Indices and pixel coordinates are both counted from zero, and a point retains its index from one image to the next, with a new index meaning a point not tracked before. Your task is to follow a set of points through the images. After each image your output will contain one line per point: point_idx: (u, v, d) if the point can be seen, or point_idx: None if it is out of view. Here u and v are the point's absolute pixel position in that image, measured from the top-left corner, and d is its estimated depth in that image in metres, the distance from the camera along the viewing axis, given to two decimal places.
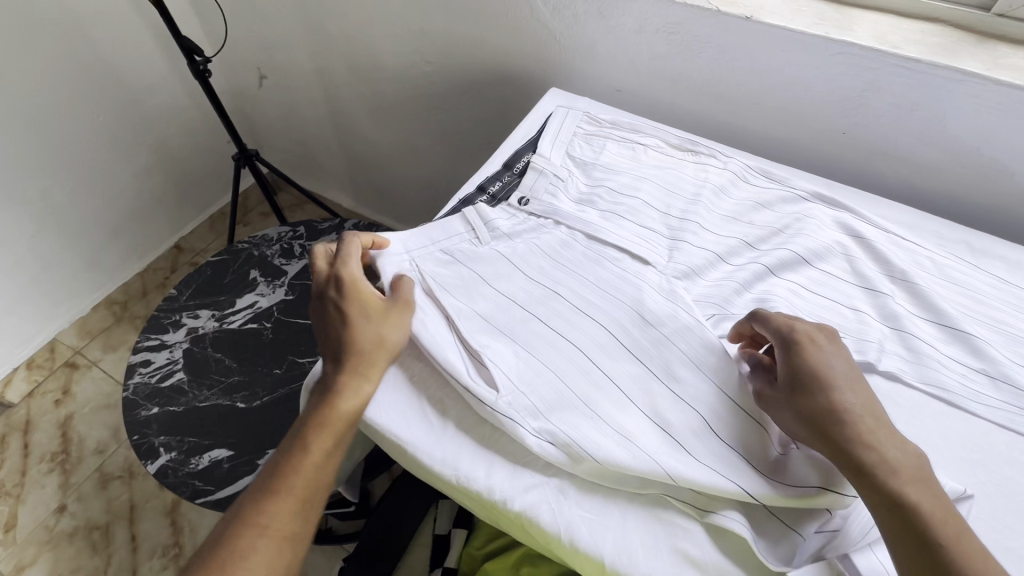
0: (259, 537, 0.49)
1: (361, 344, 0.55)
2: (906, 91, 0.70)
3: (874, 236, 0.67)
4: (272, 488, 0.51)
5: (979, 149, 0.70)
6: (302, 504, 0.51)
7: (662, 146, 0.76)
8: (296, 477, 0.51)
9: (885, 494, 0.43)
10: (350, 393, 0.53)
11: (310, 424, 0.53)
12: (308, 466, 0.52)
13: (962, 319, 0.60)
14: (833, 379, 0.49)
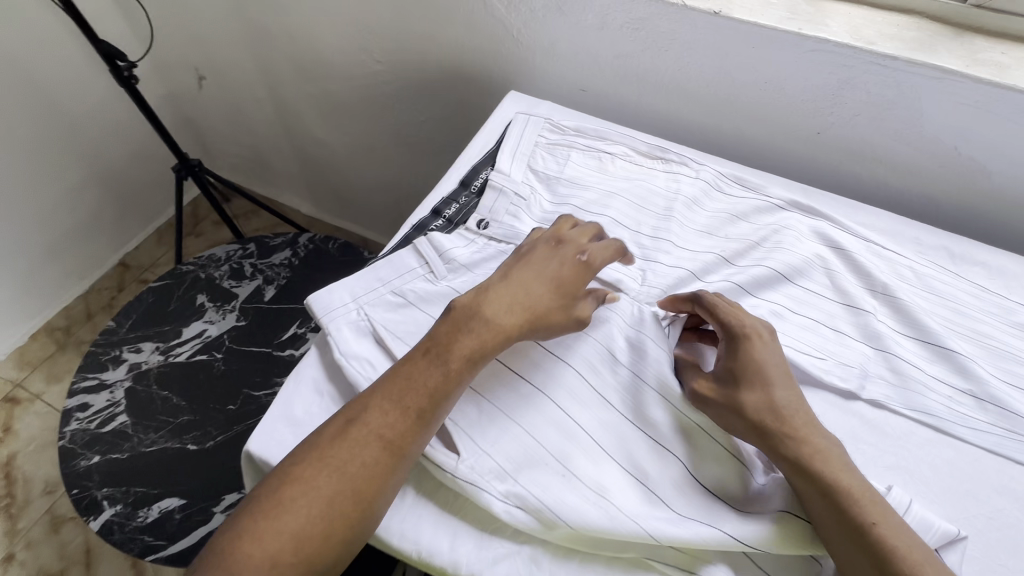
0: (354, 448, 0.45)
1: (556, 306, 0.51)
2: (882, 90, 0.66)
3: (853, 246, 0.64)
4: (390, 397, 0.47)
5: (958, 148, 0.67)
6: (415, 427, 0.46)
7: (630, 154, 0.71)
8: (423, 395, 0.47)
9: (816, 481, 0.44)
10: (480, 330, 0.49)
11: (458, 345, 0.49)
12: (436, 390, 0.47)
13: (946, 336, 0.57)
14: (770, 379, 0.49)
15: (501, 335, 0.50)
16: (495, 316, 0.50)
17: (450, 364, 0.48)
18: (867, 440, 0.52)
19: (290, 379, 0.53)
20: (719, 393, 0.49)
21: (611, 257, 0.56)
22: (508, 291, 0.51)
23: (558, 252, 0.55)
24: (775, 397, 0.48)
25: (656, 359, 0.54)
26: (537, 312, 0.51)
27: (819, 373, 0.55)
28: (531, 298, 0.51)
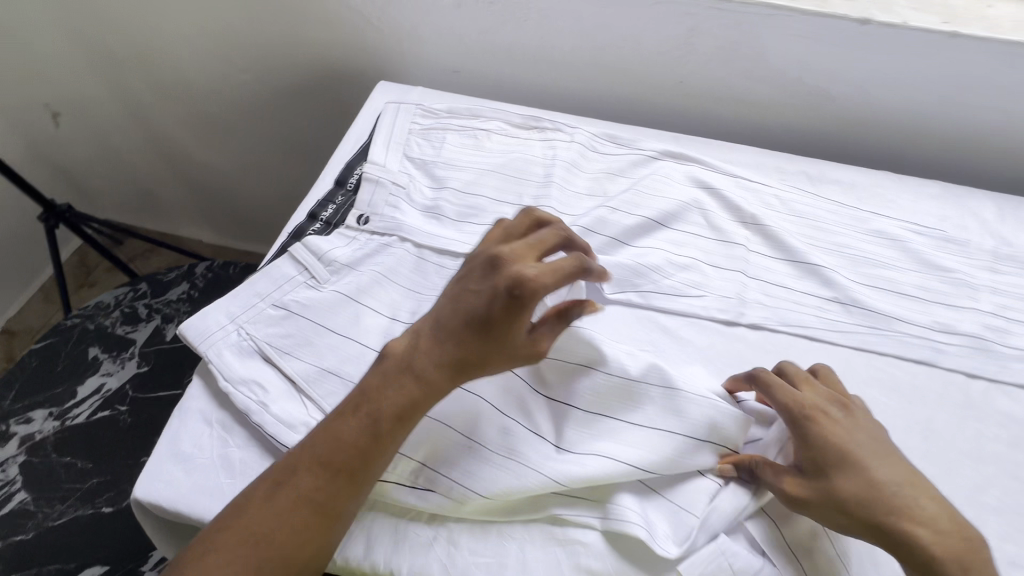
0: (282, 514, 0.41)
1: (486, 353, 0.45)
2: (729, 33, 0.70)
3: (723, 184, 0.67)
4: (319, 455, 0.43)
5: (804, 78, 0.72)
6: (348, 488, 0.43)
7: (505, 128, 0.71)
8: (354, 453, 0.43)
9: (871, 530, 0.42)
10: (403, 381, 0.45)
11: (388, 396, 0.44)
12: (369, 445, 0.43)
13: (811, 253, 0.62)
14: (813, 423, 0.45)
15: (431, 386, 0.45)
16: (425, 364, 0.45)
17: (379, 420, 0.44)
18: (752, 361, 0.55)
19: (173, 414, 0.50)
20: (806, 487, 0.43)
21: (557, 280, 0.44)
22: (435, 344, 0.45)
23: (485, 284, 0.45)
24: (864, 470, 0.43)
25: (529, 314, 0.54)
26: (464, 361, 0.45)
27: (703, 307, 0.58)
28: (461, 342, 0.45)
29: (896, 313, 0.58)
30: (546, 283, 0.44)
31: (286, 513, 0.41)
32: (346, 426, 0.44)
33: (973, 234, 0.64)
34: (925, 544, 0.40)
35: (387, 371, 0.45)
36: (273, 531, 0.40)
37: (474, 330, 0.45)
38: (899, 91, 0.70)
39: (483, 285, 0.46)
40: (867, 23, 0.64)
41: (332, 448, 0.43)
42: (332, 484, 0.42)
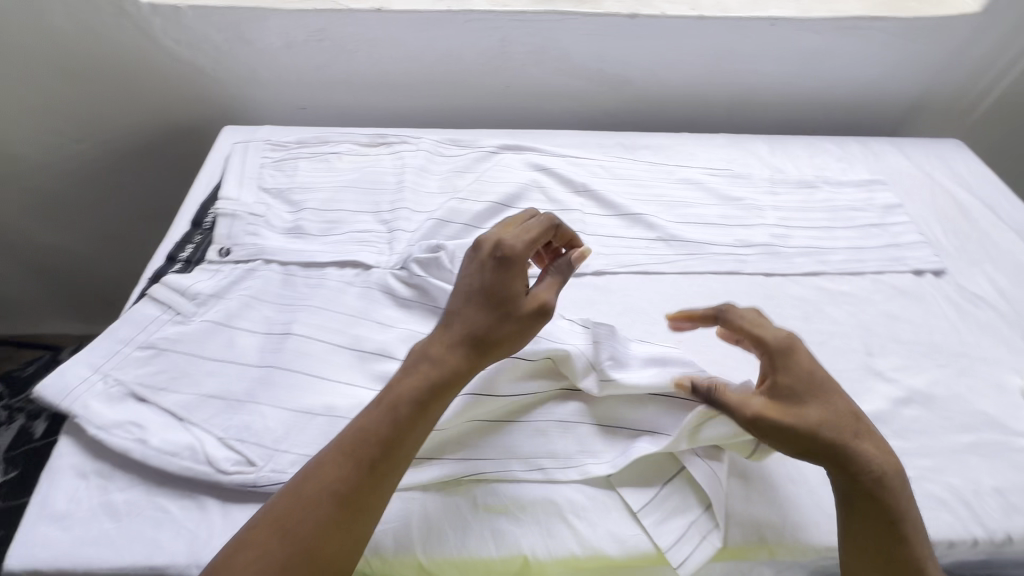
0: (303, 503, 0.40)
1: (490, 322, 0.48)
2: (533, 39, 0.81)
3: (555, 164, 0.78)
4: (346, 446, 0.43)
5: (604, 67, 0.85)
6: (375, 481, 0.42)
7: (355, 149, 0.77)
8: (377, 442, 0.43)
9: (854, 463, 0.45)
10: (418, 372, 0.46)
11: (410, 386, 0.45)
12: (398, 441, 0.43)
13: (634, 206, 0.73)
14: (821, 383, 0.48)
15: (451, 367, 0.46)
16: (439, 349, 0.47)
17: (405, 413, 0.44)
18: (601, 301, 0.63)
19: (42, 478, 0.48)
20: (780, 408, 0.46)
21: (529, 233, 0.52)
22: (445, 334, 0.48)
23: (472, 262, 0.50)
24: (827, 396, 0.48)
25: (395, 305, 0.60)
26: (475, 340, 0.47)
27: None
28: (467, 324, 0.48)
29: (705, 240, 0.70)
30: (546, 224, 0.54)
31: (307, 516, 0.40)
32: (382, 420, 0.44)
33: (754, 169, 0.80)
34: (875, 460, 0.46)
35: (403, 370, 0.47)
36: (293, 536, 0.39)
37: (467, 314, 0.48)
38: (677, 68, 0.85)
39: (472, 262, 0.51)
40: (635, 17, 0.78)
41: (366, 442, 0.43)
42: (352, 477, 0.42)
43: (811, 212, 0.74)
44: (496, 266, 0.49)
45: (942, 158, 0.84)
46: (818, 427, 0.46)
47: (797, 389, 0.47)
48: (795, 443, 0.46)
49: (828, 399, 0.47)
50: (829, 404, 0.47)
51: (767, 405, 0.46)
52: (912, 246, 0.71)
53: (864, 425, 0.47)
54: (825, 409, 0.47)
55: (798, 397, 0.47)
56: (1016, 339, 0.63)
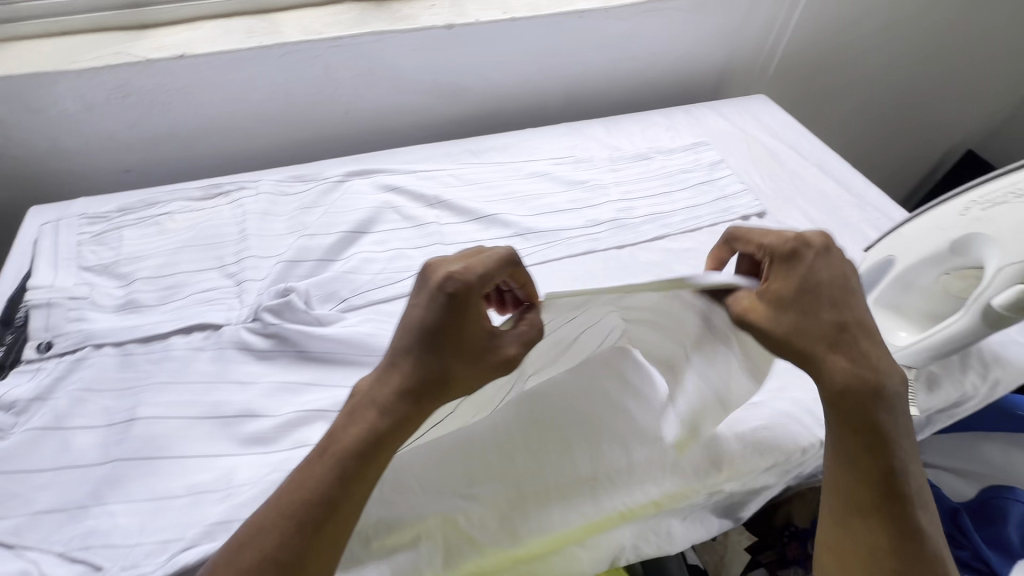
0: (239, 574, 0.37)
1: (444, 363, 0.42)
2: (357, 62, 0.80)
3: (405, 181, 0.78)
4: (286, 510, 0.39)
5: (437, 79, 0.86)
6: (320, 541, 0.39)
7: (187, 205, 0.72)
8: (314, 500, 0.39)
9: (865, 382, 0.43)
10: (362, 417, 0.42)
11: (356, 438, 0.41)
12: (344, 492, 0.40)
13: (487, 207, 0.75)
14: (846, 286, 0.45)
15: (393, 414, 0.41)
16: (381, 391, 0.42)
17: (350, 467, 0.40)
18: None
19: None
20: (799, 324, 0.44)
21: (486, 270, 0.43)
22: (394, 377, 0.43)
23: (422, 295, 0.43)
24: (842, 302, 0.45)
25: (254, 360, 0.57)
26: (428, 386, 0.42)
27: None
28: (409, 374, 0.42)
29: (558, 226, 0.73)
30: (513, 256, 0.44)
31: None
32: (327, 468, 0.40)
33: (594, 151, 0.85)
34: (883, 377, 0.43)
35: (345, 415, 0.42)
36: None
37: (416, 360, 0.42)
38: (506, 68, 0.88)
39: (417, 296, 0.44)
40: (452, 27, 0.80)
41: (308, 495, 0.39)
42: (293, 539, 0.38)
43: (649, 182, 0.81)
44: (451, 312, 0.42)
45: (752, 112, 0.94)
46: (825, 336, 0.43)
47: (813, 295, 0.44)
48: (812, 355, 0.44)
49: (843, 306, 0.44)
50: (846, 311, 0.44)
51: (788, 320, 0.44)
52: (737, 195, 0.79)
53: (873, 333, 0.45)
54: (846, 318, 0.44)
55: (812, 305, 0.44)
56: None
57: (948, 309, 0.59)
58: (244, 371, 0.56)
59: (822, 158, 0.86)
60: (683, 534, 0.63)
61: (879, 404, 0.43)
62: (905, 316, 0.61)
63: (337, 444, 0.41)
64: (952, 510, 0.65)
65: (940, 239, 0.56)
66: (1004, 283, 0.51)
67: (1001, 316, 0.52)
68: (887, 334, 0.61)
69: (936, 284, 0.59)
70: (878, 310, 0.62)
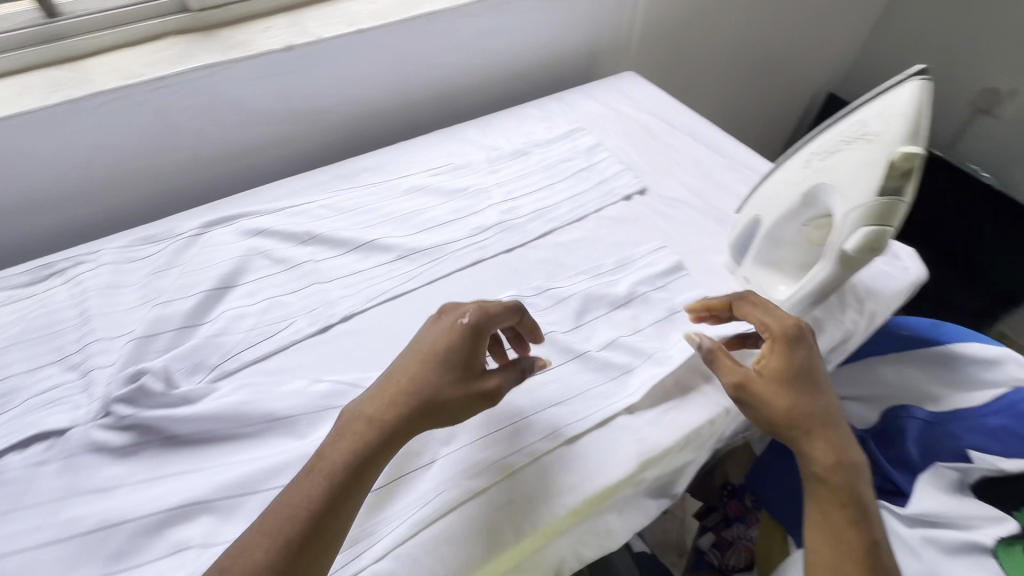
0: None
1: (444, 382, 0.47)
2: (193, 101, 0.73)
3: (270, 222, 0.71)
4: (275, 527, 0.40)
5: (291, 104, 0.80)
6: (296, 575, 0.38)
7: (12, 295, 0.63)
8: (306, 513, 0.40)
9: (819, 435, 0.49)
10: (354, 432, 0.44)
11: (348, 450, 0.43)
12: (333, 511, 0.41)
13: (365, 233, 0.70)
14: (818, 377, 0.51)
15: (384, 426, 0.44)
16: (374, 408, 0.45)
17: (345, 476, 0.42)
18: (356, 345, 0.60)
19: None
20: (772, 392, 0.50)
21: (501, 312, 0.52)
22: (388, 395, 0.46)
23: (443, 326, 0.50)
24: (815, 389, 0.51)
25: (112, 459, 0.50)
26: (423, 405, 0.45)
27: (295, 330, 0.60)
28: (409, 393, 0.46)
29: (442, 240, 0.70)
30: (519, 308, 0.53)
31: None
32: (319, 481, 0.42)
33: (471, 155, 0.82)
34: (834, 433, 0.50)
35: (342, 427, 0.45)
36: None
37: (418, 379, 0.47)
38: (365, 83, 0.84)
39: (436, 328, 0.50)
40: (291, 48, 0.74)
41: (300, 509, 0.40)
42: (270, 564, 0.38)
43: (530, 177, 0.79)
44: (461, 343, 0.48)
45: (622, 89, 0.95)
46: (794, 402, 0.50)
47: (788, 368, 0.51)
48: (789, 415, 0.49)
49: (811, 383, 0.51)
50: (820, 396, 0.51)
51: (760, 382, 0.50)
52: (617, 176, 0.79)
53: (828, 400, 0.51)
54: (812, 394, 0.51)
55: (795, 388, 0.50)
56: (712, 224, 0.73)
57: (814, 258, 0.61)
58: (100, 475, 0.49)
59: (692, 125, 0.88)
60: (622, 527, 0.62)
61: (832, 448, 0.49)
62: (781, 270, 0.63)
63: (328, 461, 0.43)
64: (858, 438, 0.70)
65: (794, 191, 0.61)
66: (851, 227, 0.53)
67: (854, 258, 0.54)
68: (768, 289, 0.63)
69: (800, 236, 0.62)
70: (757, 269, 0.64)
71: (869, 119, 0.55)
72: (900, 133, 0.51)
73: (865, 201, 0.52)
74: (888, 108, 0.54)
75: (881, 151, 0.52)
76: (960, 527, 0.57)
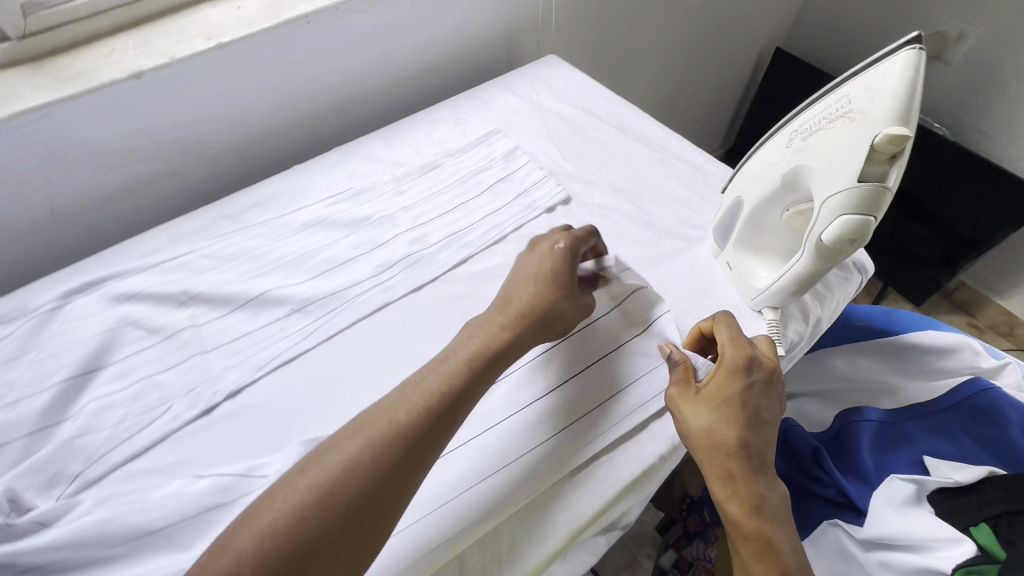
0: (324, 491, 0.38)
1: (557, 297, 0.52)
2: (29, 151, 0.61)
3: (142, 283, 0.62)
4: (396, 424, 0.42)
5: (157, 138, 0.69)
6: (393, 489, 0.39)
7: None
8: (424, 415, 0.43)
9: (756, 451, 0.46)
10: (468, 351, 0.48)
11: (466, 364, 0.47)
12: (438, 424, 0.43)
13: (253, 286, 0.62)
14: (775, 395, 0.49)
15: (499, 341, 0.49)
16: (488, 328, 0.50)
17: (454, 395, 0.44)
18: (245, 427, 0.52)
19: None
20: (739, 376, 0.48)
21: (584, 235, 0.57)
22: (509, 311, 0.51)
23: (541, 251, 0.55)
24: (774, 403, 0.49)
25: None
26: (543, 317, 0.51)
27: (172, 416, 0.53)
28: (527, 307, 0.51)
29: (344, 284, 0.62)
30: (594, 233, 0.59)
31: (316, 507, 0.37)
32: (439, 391, 0.44)
33: (375, 174, 0.73)
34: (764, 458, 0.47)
35: (459, 348, 0.48)
36: (294, 531, 0.36)
37: (532, 295, 0.52)
38: (244, 103, 0.73)
39: (539, 254, 0.56)
40: (140, 75, 0.63)
41: (416, 414, 0.42)
42: (384, 457, 0.40)
43: (441, 195, 0.71)
44: (561, 262, 0.54)
45: (544, 78, 0.86)
46: (754, 401, 0.48)
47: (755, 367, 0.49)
48: (744, 411, 0.47)
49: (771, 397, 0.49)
50: (771, 413, 0.49)
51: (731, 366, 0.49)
52: (538, 185, 0.71)
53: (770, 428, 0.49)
54: (766, 405, 0.49)
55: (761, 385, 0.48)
56: (644, 232, 0.66)
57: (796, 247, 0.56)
58: None
59: (620, 115, 0.80)
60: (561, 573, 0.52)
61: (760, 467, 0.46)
62: (760, 254, 0.58)
63: (446, 371, 0.46)
64: (813, 451, 0.65)
65: (772, 174, 0.53)
66: (831, 215, 0.47)
67: (832, 250, 0.48)
68: (747, 276, 0.58)
69: (781, 223, 0.56)
70: (737, 253, 0.58)
71: (852, 92, 0.47)
72: (886, 111, 0.43)
73: (847, 185, 0.45)
74: (876, 80, 0.45)
75: (865, 132, 0.44)
76: (915, 548, 0.54)
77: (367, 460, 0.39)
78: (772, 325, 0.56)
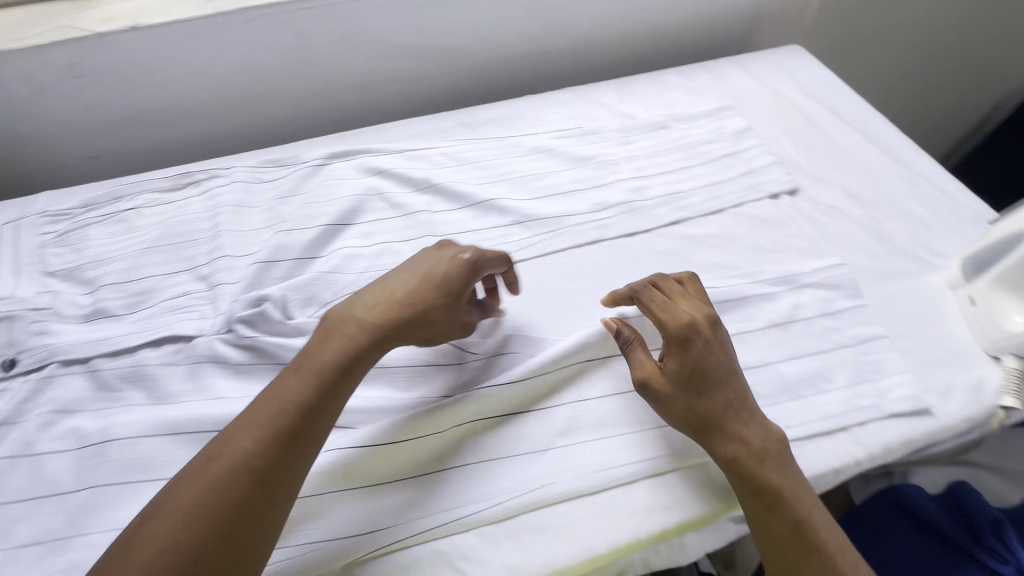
0: (244, 452, 0.38)
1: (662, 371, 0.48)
2: (333, 27, 0.71)
3: (391, 163, 0.70)
4: (302, 377, 0.42)
5: (425, 41, 0.76)
6: (321, 418, 0.41)
7: (154, 197, 0.66)
8: (332, 369, 0.43)
9: (749, 461, 0.45)
10: (362, 319, 0.46)
11: (369, 322, 0.46)
12: (353, 361, 0.44)
13: (482, 191, 0.67)
14: (727, 378, 0.48)
15: (426, 301, 0.48)
16: (411, 288, 0.48)
17: (367, 341, 0.45)
18: None
19: None
20: (678, 380, 0.47)
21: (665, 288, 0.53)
22: (427, 278, 0.49)
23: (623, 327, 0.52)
24: (728, 385, 0.47)
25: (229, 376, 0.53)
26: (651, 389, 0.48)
27: None
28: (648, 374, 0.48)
29: (563, 212, 0.66)
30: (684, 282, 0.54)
31: (243, 449, 0.38)
32: (346, 347, 0.44)
33: (603, 121, 0.76)
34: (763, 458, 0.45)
35: (339, 328, 0.45)
36: (217, 481, 0.37)
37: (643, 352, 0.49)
38: (502, 28, 0.78)
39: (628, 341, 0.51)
40: None
41: (323, 367, 0.43)
42: (293, 402, 0.41)
43: (664, 155, 0.72)
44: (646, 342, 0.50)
45: (786, 67, 0.83)
46: (713, 408, 0.46)
47: (709, 365, 0.48)
48: (703, 421, 0.46)
49: (724, 383, 0.47)
50: (751, 412, 0.47)
51: (676, 371, 0.47)
52: (766, 169, 0.70)
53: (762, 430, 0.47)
54: (731, 402, 0.47)
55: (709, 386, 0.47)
56: (873, 243, 0.63)
57: None
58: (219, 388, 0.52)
59: (865, 122, 0.75)
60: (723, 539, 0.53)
61: (766, 474, 0.44)
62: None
63: (340, 333, 0.45)
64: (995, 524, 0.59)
65: None
66: None
67: None
68: (997, 319, 0.55)
69: None
70: (993, 288, 0.56)
71: None
72: None
73: None
74: None
75: None
76: None
77: (295, 394, 0.41)
78: (1012, 374, 0.53)
